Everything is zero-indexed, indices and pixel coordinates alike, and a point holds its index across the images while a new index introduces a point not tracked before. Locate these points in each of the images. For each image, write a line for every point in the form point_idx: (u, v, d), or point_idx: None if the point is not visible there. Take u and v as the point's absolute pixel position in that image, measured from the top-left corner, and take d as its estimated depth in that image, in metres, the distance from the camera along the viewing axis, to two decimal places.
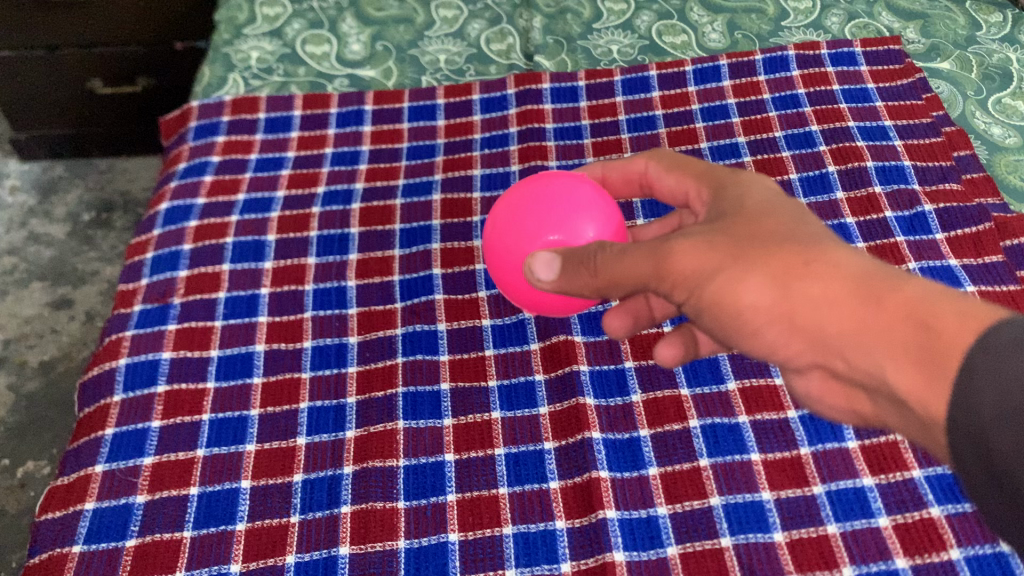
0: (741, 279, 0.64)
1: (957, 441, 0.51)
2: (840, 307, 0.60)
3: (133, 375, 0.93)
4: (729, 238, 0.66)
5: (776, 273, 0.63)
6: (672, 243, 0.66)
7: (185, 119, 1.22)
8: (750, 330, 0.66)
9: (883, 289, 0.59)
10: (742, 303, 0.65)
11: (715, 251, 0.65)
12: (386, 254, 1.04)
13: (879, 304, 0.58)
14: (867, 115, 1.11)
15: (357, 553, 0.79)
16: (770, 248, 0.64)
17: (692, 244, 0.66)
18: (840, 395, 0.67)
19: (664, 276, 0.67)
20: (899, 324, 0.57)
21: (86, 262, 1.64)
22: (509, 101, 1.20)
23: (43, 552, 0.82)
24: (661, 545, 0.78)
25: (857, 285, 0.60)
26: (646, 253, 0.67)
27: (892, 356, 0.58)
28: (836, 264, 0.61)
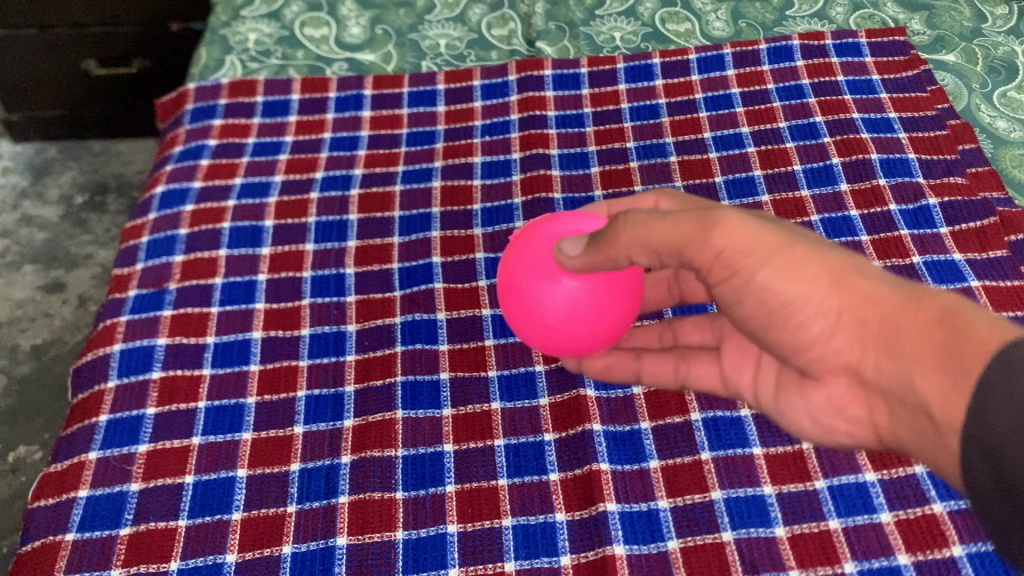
0: (797, 270, 0.63)
1: (970, 456, 0.54)
2: (887, 308, 0.62)
3: (127, 361, 0.92)
4: (778, 228, 0.65)
5: (829, 270, 0.64)
6: (722, 215, 0.63)
7: (181, 102, 1.21)
8: (793, 324, 0.65)
9: (923, 296, 0.62)
10: (787, 296, 0.64)
11: (763, 236, 0.64)
12: (385, 241, 1.03)
13: (925, 307, 0.60)
14: (872, 107, 1.10)
15: (355, 544, 0.78)
16: (809, 244, 0.65)
17: (743, 224, 0.63)
18: (855, 403, 0.67)
19: (709, 245, 0.63)
20: (935, 329, 0.59)
21: (79, 245, 1.62)
22: (510, 87, 1.19)
23: (36, 540, 0.81)
24: (661, 539, 0.77)
25: (903, 291, 0.63)
26: (692, 218, 0.64)
27: (924, 364, 0.59)
28: (879, 275, 0.64)
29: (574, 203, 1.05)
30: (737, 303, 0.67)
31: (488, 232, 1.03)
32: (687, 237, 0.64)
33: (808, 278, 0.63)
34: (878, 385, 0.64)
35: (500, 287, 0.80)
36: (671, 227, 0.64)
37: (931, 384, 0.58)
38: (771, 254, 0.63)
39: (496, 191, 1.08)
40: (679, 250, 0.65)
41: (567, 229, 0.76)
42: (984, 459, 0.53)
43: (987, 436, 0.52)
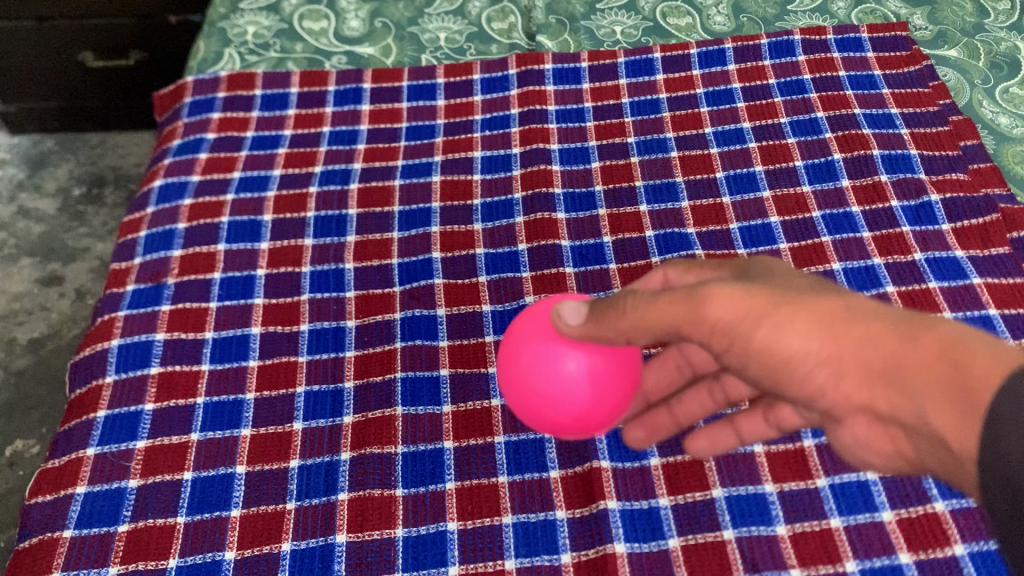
0: (789, 324, 0.60)
1: (987, 486, 0.49)
2: (881, 347, 0.58)
3: (125, 357, 0.91)
4: (764, 287, 0.62)
5: (818, 317, 0.60)
6: (709, 288, 0.62)
7: (179, 95, 1.20)
8: (798, 377, 0.62)
9: (921, 327, 0.57)
10: (789, 351, 0.60)
11: (752, 297, 0.61)
12: (385, 236, 1.02)
13: (922, 339, 0.56)
14: (874, 103, 1.10)
15: (354, 541, 0.78)
16: (801, 295, 0.61)
17: (730, 292, 0.61)
18: (881, 440, 0.63)
19: (703, 317, 0.61)
20: (934, 362, 0.55)
21: (76, 238, 1.61)
22: (510, 81, 1.18)
23: (34, 537, 0.81)
24: (663, 537, 0.77)
25: (899, 324, 0.58)
26: (680, 298, 0.62)
27: (933, 400, 0.55)
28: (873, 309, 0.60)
29: (574, 199, 1.05)
30: (742, 366, 0.64)
31: (488, 227, 1.03)
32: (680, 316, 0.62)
33: (802, 332, 0.60)
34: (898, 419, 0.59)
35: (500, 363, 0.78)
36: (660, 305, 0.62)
37: (944, 419, 0.54)
38: (759, 316, 0.60)
39: (497, 186, 1.07)
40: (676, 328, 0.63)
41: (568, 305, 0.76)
42: (999, 488, 0.48)
43: (1000, 468, 0.48)
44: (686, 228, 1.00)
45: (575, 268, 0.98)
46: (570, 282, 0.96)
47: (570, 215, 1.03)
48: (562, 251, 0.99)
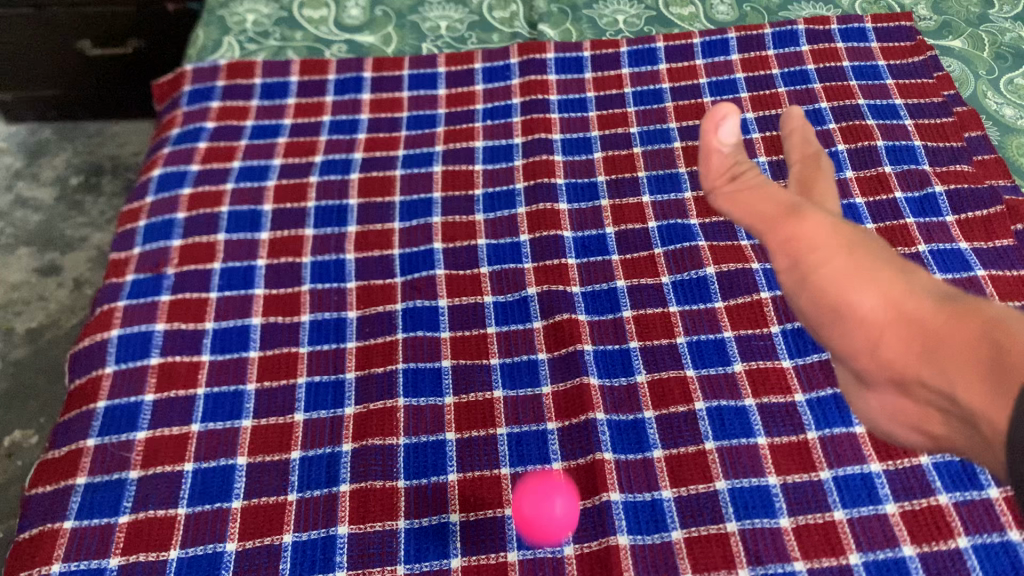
0: (855, 277, 0.70)
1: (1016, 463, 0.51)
2: (930, 320, 0.66)
3: (125, 347, 0.91)
4: (850, 231, 0.73)
5: (880, 277, 0.69)
6: (806, 210, 0.75)
7: (178, 83, 1.19)
8: (846, 324, 0.70)
9: (970, 311, 0.65)
10: (851, 302, 0.70)
11: (835, 237, 0.72)
12: (386, 227, 1.02)
13: (968, 321, 0.64)
14: (877, 93, 1.09)
15: (356, 533, 0.78)
16: (882, 263, 0.71)
17: (823, 220, 0.74)
18: (904, 416, 0.70)
19: (780, 230, 0.75)
20: (976, 341, 0.63)
21: (74, 227, 1.60)
22: (512, 71, 1.17)
23: (34, 527, 0.80)
24: (666, 529, 0.76)
25: (947, 308, 0.66)
26: (782, 205, 0.77)
27: (965, 374, 0.62)
28: (930, 288, 0.69)
29: (577, 189, 1.04)
30: (799, 299, 0.74)
31: (489, 218, 1.02)
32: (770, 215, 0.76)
33: (865, 282, 0.69)
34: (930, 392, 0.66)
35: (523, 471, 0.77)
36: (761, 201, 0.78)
37: (972, 392, 0.61)
38: (835, 251, 0.71)
39: (499, 177, 1.06)
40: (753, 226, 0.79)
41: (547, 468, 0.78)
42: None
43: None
44: (689, 219, 0.99)
45: (577, 260, 0.97)
46: (572, 274, 0.96)
47: (572, 206, 1.02)
48: (564, 242, 0.99)
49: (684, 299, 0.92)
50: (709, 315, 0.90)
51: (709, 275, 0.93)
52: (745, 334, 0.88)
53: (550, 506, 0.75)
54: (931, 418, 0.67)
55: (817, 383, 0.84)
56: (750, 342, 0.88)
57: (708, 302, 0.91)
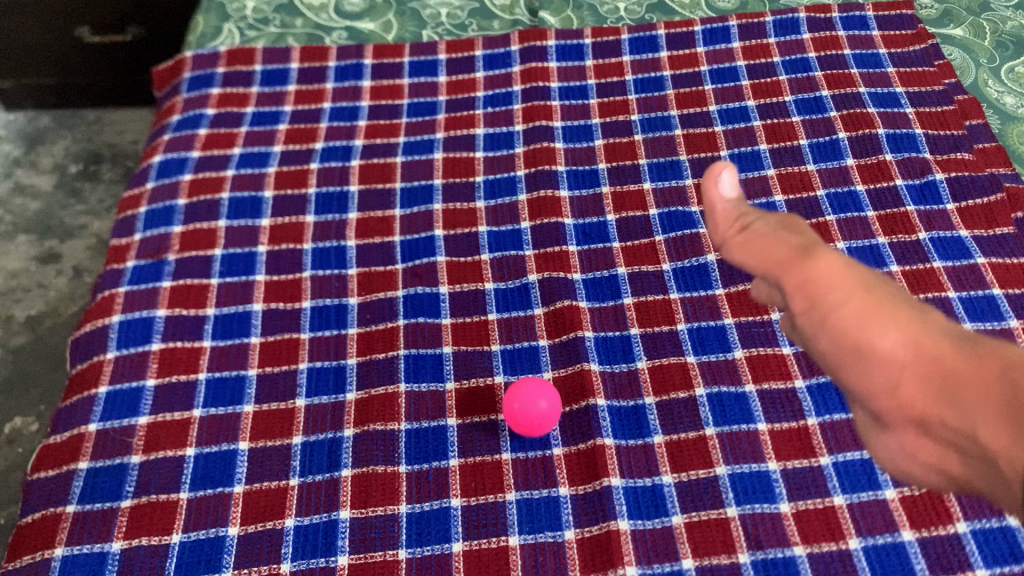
0: (875, 315, 0.63)
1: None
2: (949, 359, 0.60)
3: (126, 332, 0.91)
4: (863, 270, 0.65)
5: (896, 316, 0.63)
6: (820, 249, 0.65)
7: (178, 70, 1.19)
8: (871, 362, 0.62)
9: (986, 348, 0.61)
10: (875, 345, 0.62)
11: (852, 275, 0.64)
12: (386, 214, 1.02)
13: (984, 358, 0.59)
14: (878, 81, 1.09)
15: (358, 517, 0.78)
16: (892, 299, 0.64)
17: (837, 259, 0.65)
18: (928, 455, 0.62)
19: (800, 269, 0.65)
20: (991, 374, 0.58)
21: (74, 215, 1.60)
22: (513, 58, 1.17)
23: (37, 511, 0.80)
24: (666, 514, 0.77)
25: (963, 344, 0.61)
26: (795, 245, 0.66)
27: (983, 412, 0.57)
28: (945, 325, 0.63)
29: (577, 176, 1.04)
30: (815, 340, 0.66)
31: (490, 205, 1.02)
32: (781, 256, 0.66)
33: (880, 322, 0.62)
34: (947, 434, 0.60)
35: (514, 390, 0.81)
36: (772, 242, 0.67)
37: (991, 433, 0.56)
38: (853, 291, 0.63)
39: (499, 164, 1.06)
40: (772, 272, 0.67)
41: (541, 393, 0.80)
42: None
43: None
44: (689, 206, 0.99)
45: (578, 247, 0.97)
46: (573, 260, 0.96)
47: (573, 193, 1.02)
48: (565, 229, 0.99)
49: (685, 286, 0.92)
50: (709, 302, 0.91)
51: (709, 263, 0.93)
52: (745, 321, 0.89)
53: (533, 388, 0.81)
54: (950, 458, 0.61)
55: (816, 369, 0.84)
56: (750, 328, 0.88)
57: (709, 289, 0.92)
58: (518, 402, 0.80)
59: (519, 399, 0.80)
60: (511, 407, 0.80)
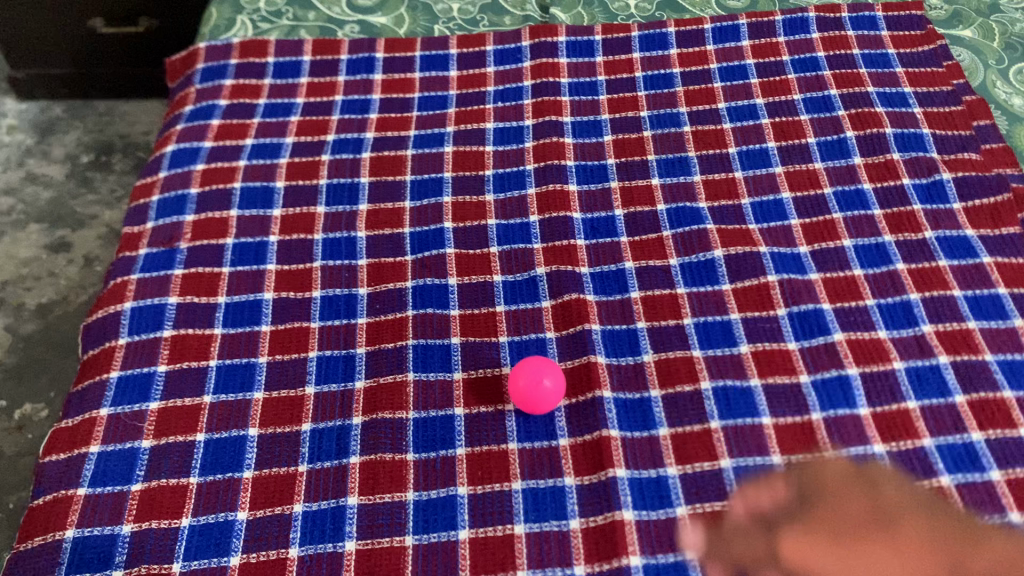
0: (873, 552, 0.73)
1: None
2: (946, 543, 0.73)
3: (138, 319, 0.92)
4: (828, 532, 0.74)
5: (896, 540, 0.74)
6: (813, 507, 0.76)
7: (192, 61, 1.20)
8: None
9: (977, 538, 0.73)
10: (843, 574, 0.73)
11: (863, 508, 0.76)
12: (397, 206, 1.02)
13: (979, 548, 0.73)
14: (887, 81, 1.09)
15: (365, 504, 0.79)
16: (904, 525, 0.74)
17: (807, 539, 0.74)
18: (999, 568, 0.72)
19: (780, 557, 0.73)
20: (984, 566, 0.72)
21: (84, 205, 1.61)
22: (524, 53, 1.18)
23: (49, 493, 0.81)
24: (670, 505, 0.78)
25: (953, 535, 0.73)
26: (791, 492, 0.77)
27: None
28: (910, 538, 0.74)
29: (586, 170, 1.05)
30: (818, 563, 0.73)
31: (500, 198, 1.03)
32: (786, 502, 0.76)
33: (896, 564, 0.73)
34: None
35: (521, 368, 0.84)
36: (771, 495, 0.77)
37: None
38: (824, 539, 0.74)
39: (509, 158, 1.07)
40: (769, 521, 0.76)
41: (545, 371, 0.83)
42: None
43: None
44: (697, 202, 1.00)
45: (586, 241, 0.98)
46: (581, 254, 0.97)
47: (581, 187, 1.03)
48: (574, 223, 1.00)
49: (692, 281, 0.93)
50: (716, 297, 0.91)
51: (716, 258, 0.94)
52: (751, 316, 0.89)
53: (548, 366, 0.84)
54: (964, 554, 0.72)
55: (821, 364, 0.85)
56: (756, 324, 0.89)
57: (715, 284, 0.92)
58: (527, 371, 0.83)
59: (531, 368, 0.83)
60: (520, 371, 0.83)
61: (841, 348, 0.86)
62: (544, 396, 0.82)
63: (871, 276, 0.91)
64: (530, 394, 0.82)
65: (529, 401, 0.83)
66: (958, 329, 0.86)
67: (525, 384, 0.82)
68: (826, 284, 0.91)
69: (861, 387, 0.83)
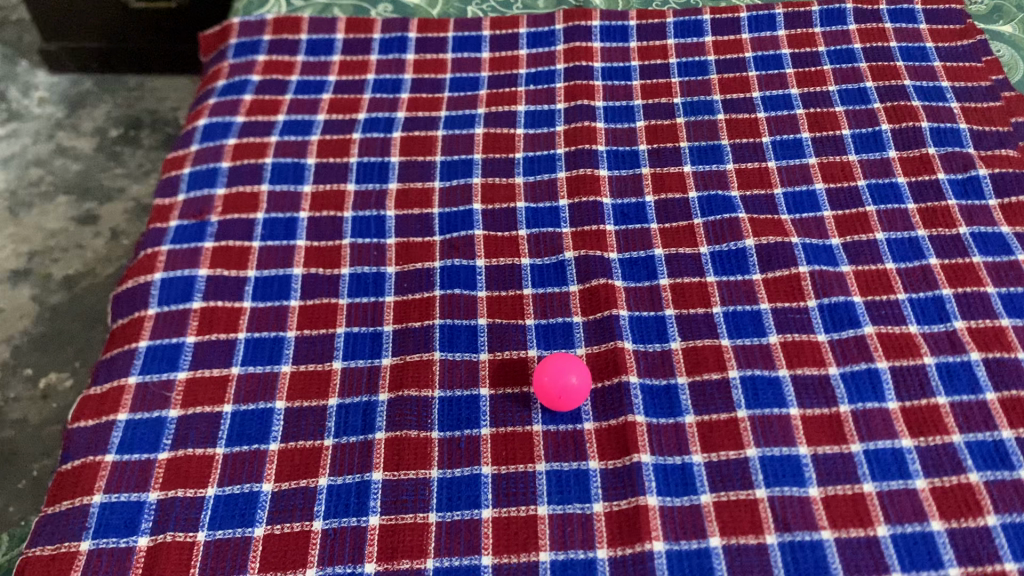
0: None
1: None
2: None
3: (168, 290, 0.93)
4: None
5: None
6: None
7: (225, 36, 1.20)
8: None
9: None
10: None
11: None
12: (426, 186, 1.02)
13: None
14: (924, 75, 1.08)
15: (390, 480, 0.79)
16: None
17: None
18: None
19: None
20: None
21: (113, 178, 1.60)
22: (557, 37, 1.17)
23: (76, 459, 0.82)
24: (695, 492, 0.77)
25: None
26: None
27: None
28: None
29: (618, 156, 1.04)
30: None
31: (529, 181, 1.03)
32: None
33: None
34: None
35: (545, 365, 0.82)
36: None
37: None
38: None
39: (540, 141, 1.07)
40: None
41: (569, 368, 0.81)
42: None
43: None
44: (729, 191, 0.99)
45: (615, 226, 0.98)
46: (610, 240, 0.96)
47: (612, 172, 1.03)
48: (603, 208, 0.99)
49: (721, 270, 0.92)
50: (746, 287, 0.91)
51: (747, 248, 0.94)
52: (781, 307, 0.89)
53: (574, 364, 0.82)
54: None
55: (851, 357, 0.84)
56: (786, 315, 0.88)
57: (745, 274, 0.92)
58: (554, 366, 0.81)
59: (555, 365, 0.81)
60: (545, 367, 0.81)
61: (871, 341, 0.85)
62: (570, 392, 0.81)
63: (903, 270, 0.90)
64: (554, 390, 0.80)
65: (553, 397, 0.81)
66: (991, 326, 0.85)
67: (549, 380, 0.80)
68: (857, 276, 0.90)
69: (891, 380, 0.82)
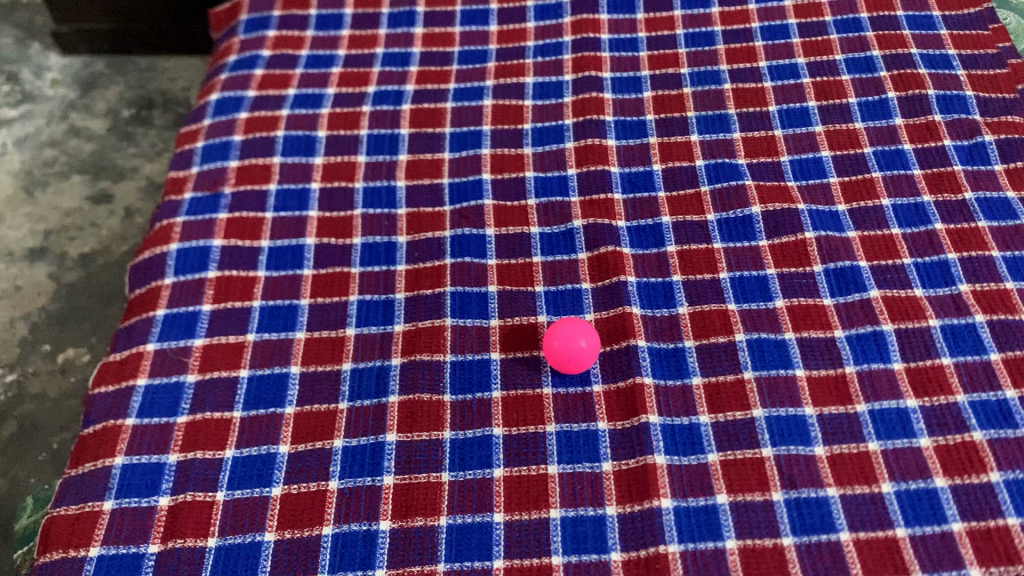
0: None
1: None
2: None
3: (184, 260, 0.95)
4: None
5: None
6: None
7: (236, 13, 1.22)
8: None
9: None
10: None
11: None
12: (436, 156, 1.04)
13: None
14: (931, 43, 1.08)
15: (403, 441, 0.81)
16: None
17: None
18: None
19: None
20: None
21: (126, 157, 1.61)
22: (564, 9, 1.18)
23: (98, 423, 0.84)
24: (702, 451, 0.79)
25: None
26: None
27: None
28: None
29: (625, 126, 1.05)
30: None
31: (538, 152, 1.04)
32: None
33: None
34: None
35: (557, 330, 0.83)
36: None
37: None
38: None
39: (548, 112, 1.08)
40: None
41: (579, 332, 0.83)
42: None
43: None
44: (736, 159, 1.00)
45: (623, 195, 0.99)
46: (618, 208, 0.97)
47: (619, 142, 1.04)
48: (612, 177, 1.00)
49: (728, 237, 0.94)
50: (752, 252, 0.92)
51: (754, 215, 0.95)
52: (787, 272, 0.90)
53: (583, 328, 0.83)
54: None
55: (857, 320, 0.85)
56: (792, 279, 0.89)
57: (752, 240, 0.93)
58: (564, 330, 0.82)
59: (565, 329, 0.82)
60: (555, 332, 0.82)
61: (877, 304, 0.86)
62: (580, 356, 0.82)
63: (909, 235, 0.91)
64: (564, 354, 0.82)
65: (563, 361, 0.82)
66: (996, 289, 0.86)
67: (560, 344, 0.82)
68: (863, 241, 0.91)
69: (896, 342, 0.83)
